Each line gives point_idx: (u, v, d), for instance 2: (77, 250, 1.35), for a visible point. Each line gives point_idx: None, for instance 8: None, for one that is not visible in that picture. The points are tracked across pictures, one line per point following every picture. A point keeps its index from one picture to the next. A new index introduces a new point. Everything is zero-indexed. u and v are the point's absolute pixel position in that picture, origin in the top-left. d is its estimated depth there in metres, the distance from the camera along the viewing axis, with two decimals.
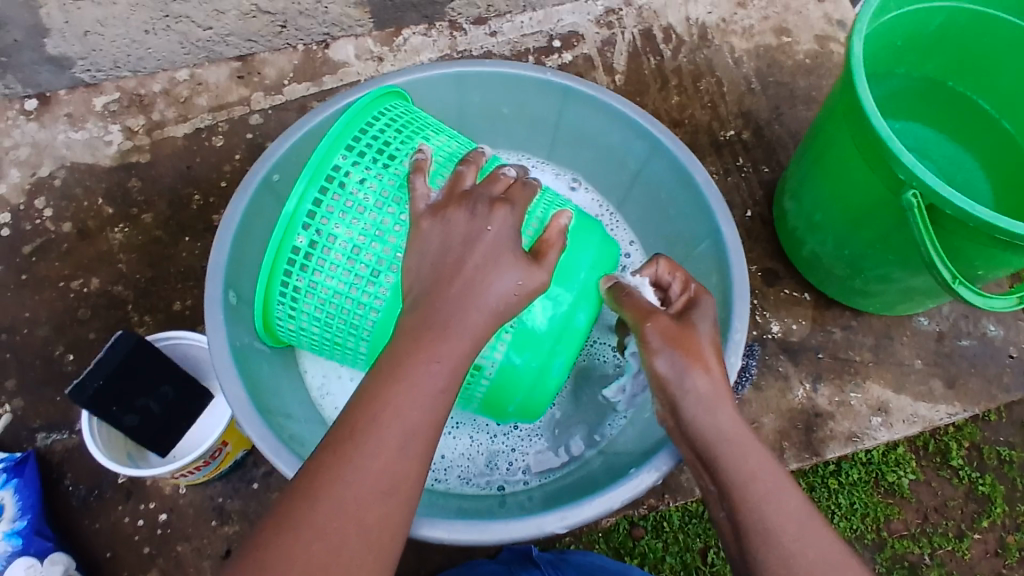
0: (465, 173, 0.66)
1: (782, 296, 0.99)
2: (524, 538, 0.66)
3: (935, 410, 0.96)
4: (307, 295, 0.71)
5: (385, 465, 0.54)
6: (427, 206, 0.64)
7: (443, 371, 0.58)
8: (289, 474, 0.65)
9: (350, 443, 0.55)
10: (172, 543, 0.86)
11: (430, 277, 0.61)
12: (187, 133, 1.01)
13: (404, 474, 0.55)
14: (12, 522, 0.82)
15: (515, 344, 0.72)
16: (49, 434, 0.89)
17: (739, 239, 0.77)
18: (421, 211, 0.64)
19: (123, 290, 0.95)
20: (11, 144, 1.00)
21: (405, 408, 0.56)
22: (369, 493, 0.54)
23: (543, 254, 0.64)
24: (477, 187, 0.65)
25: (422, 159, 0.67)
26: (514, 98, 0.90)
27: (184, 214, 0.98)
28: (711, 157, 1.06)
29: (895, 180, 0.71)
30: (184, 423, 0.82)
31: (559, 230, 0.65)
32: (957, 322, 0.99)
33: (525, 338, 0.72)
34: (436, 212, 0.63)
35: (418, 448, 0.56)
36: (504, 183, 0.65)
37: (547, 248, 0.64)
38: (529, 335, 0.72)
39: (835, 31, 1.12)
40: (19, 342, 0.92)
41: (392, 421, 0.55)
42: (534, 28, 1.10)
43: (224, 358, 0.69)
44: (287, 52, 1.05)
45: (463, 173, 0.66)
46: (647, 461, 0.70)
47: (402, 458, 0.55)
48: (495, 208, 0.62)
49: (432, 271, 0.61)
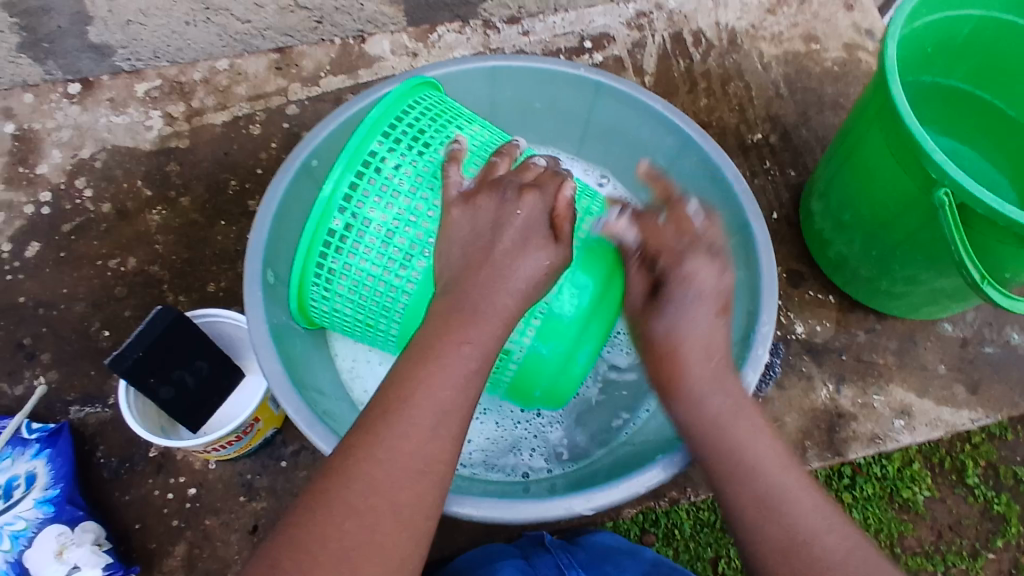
0: (498, 164, 0.68)
1: (807, 298, 1.00)
2: (552, 518, 0.67)
3: (958, 415, 0.96)
4: (340, 278, 0.72)
5: (422, 433, 0.56)
6: (459, 193, 0.66)
7: (475, 354, 0.59)
8: (324, 449, 0.66)
9: (387, 420, 0.56)
10: (201, 517, 0.87)
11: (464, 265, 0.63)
12: (225, 121, 1.03)
13: (440, 449, 0.56)
14: (46, 490, 0.82)
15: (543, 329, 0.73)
16: (83, 407, 0.91)
17: (768, 238, 0.78)
18: (452, 198, 0.66)
19: (160, 271, 0.97)
20: (54, 125, 1.03)
21: (444, 380, 0.58)
22: (405, 470, 0.55)
23: (558, 229, 0.65)
24: (510, 174, 0.67)
25: (455, 149, 0.69)
26: (547, 93, 0.91)
27: (221, 199, 1.00)
28: (738, 159, 1.07)
29: (928, 179, 0.72)
30: (216, 399, 0.84)
31: (566, 202, 0.66)
32: (980, 329, 0.99)
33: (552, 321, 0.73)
34: (468, 200, 0.65)
35: (451, 425, 0.57)
36: (534, 172, 0.68)
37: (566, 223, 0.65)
38: (558, 320, 0.73)
39: (864, 40, 1.14)
40: (56, 317, 0.95)
41: (427, 400, 0.57)
42: (566, 29, 1.11)
43: (262, 336, 0.71)
44: (324, 46, 1.07)
45: (497, 163, 0.69)
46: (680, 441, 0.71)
47: (438, 433, 0.56)
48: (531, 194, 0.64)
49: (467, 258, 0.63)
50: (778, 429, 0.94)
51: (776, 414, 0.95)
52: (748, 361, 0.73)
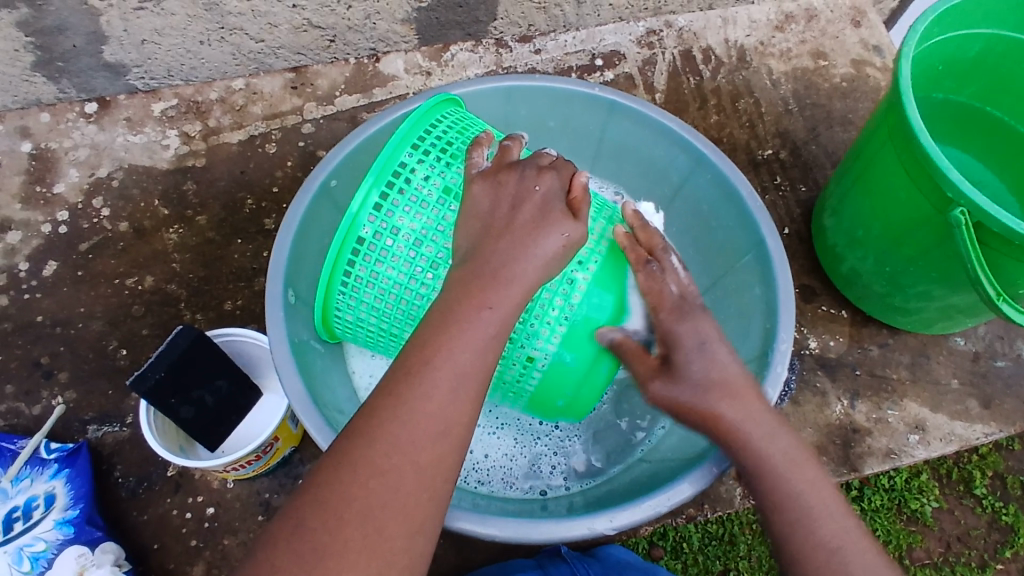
0: (511, 148, 0.70)
1: (819, 313, 1.01)
2: (574, 538, 0.67)
3: (971, 431, 0.96)
4: (367, 286, 0.73)
5: (454, 444, 0.57)
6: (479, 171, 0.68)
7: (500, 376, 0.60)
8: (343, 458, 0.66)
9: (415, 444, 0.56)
10: (220, 536, 0.88)
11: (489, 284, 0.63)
12: (241, 140, 1.04)
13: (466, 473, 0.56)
14: (65, 511, 0.83)
15: (568, 339, 0.74)
16: (101, 426, 0.92)
17: (784, 252, 0.79)
18: (472, 175, 0.68)
19: (177, 289, 0.97)
20: (71, 145, 1.04)
21: (477, 397, 0.58)
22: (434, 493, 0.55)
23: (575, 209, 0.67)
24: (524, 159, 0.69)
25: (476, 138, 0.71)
26: (562, 112, 0.92)
27: (237, 217, 1.00)
28: (749, 175, 1.08)
29: (943, 197, 0.73)
30: (234, 418, 0.84)
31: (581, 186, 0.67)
32: (992, 343, 1.00)
33: (578, 328, 0.73)
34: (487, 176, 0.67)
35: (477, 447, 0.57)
36: (547, 158, 0.69)
37: (584, 205, 0.67)
38: (578, 334, 0.74)
39: (872, 56, 1.15)
40: (74, 335, 0.95)
41: (455, 423, 0.57)
42: (577, 47, 1.13)
43: (284, 352, 0.72)
44: (338, 65, 1.08)
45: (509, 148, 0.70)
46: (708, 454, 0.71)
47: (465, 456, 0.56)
48: (560, 213, 0.65)
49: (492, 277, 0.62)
50: None
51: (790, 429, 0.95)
52: (766, 377, 0.73)
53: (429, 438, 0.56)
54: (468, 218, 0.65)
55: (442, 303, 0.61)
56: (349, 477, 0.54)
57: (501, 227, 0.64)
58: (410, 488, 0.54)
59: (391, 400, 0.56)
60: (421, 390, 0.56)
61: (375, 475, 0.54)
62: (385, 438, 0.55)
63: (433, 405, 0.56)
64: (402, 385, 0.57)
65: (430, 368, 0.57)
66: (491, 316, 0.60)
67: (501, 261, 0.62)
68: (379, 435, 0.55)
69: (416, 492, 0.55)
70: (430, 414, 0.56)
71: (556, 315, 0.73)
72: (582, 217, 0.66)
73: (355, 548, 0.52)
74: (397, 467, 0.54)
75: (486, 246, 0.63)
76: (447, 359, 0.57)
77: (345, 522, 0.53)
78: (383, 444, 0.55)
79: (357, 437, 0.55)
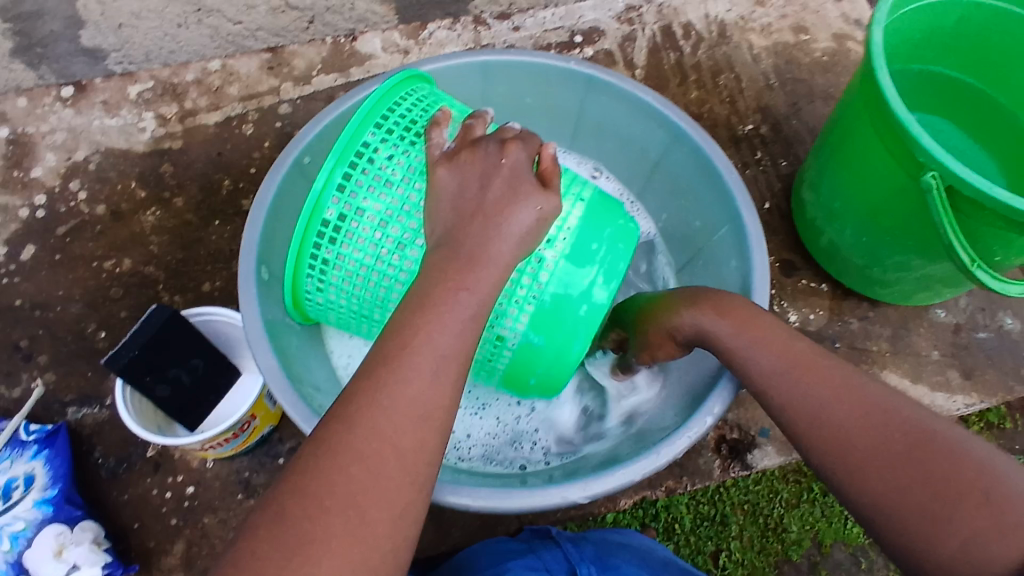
0: (475, 126, 0.70)
1: (800, 287, 1.00)
2: (548, 506, 0.66)
3: (952, 401, 0.96)
4: (335, 268, 0.73)
5: (436, 427, 0.57)
6: (441, 154, 0.68)
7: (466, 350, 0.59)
8: (307, 430, 0.67)
9: (374, 416, 0.55)
10: (200, 515, 0.88)
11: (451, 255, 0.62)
12: (218, 121, 1.03)
13: (428, 444, 0.56)
14: (45, 490, 0.83)
15: (538, 319, 0.74)
16: (80, 408, 0.92)
17: (760, 228, 0.78)
18: (436, 158, 0.68)
19: (154, 271, 0.97)
20: (47, 129, 1.03)
21: (457, 379, 0.58)
22: (394, 465, 0.54)
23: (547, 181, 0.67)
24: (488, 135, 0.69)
25: (438, 115, 0.71)
26: (538, 88, 0.92)
27: (215, 199, 1.00)
28: (730, 150, 1.07)
29: (915, 164, 0.72)
30: (212, 398, 0.84)
31: (550, 158, 0.68)
32: (973, 314, 1.00)
33: (549, 306, 0.74)
34: (451, 159, 0.67)
35: (442, 420, 0.57)
36: (512, 132, 0.69)
37: (554, 176, 0.67)
38: (551, 313, 0.74)
39: (852, 30, 1.14)
40: (52, 318, 0.95)
41: (416, 395, 0.56)
42: (557, 24, 1.12)
43: (257, 330, 0.71)
44: (316, 45, 1.08)
45: (473, 126, 0.71)
46: (681, 425, 0.71)
47: (428, 428, 0.56)
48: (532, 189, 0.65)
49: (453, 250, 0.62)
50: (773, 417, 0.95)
51: None
52: None
53: (410, 422, 0.56)
54: (438, 205, 0.66)
55: (419, 288, 0.61)
56: (330, 465, 0.54)
57: (473, 210, 0.63)
58: (391, 474, 0.54)
59: (374, 388, 0.56)
60: (401, 373, 0.56)
61: (357, 462, 0.54)
62: (367, 425, 0.55)
63: (413, 393, 0.56)
64: (382, 370, 0.56)
65: (407, 355, 0.57)
66: (469, 298, 0.60)
67: (479, 244, 0.62)
68: (360, 421, 0.55)
69: (397, 476, 0.54)
70: (406, 397, 0.56)
71: (525, 294, 0.74)
72: (553, 188, 0.66)
73: (336, 533, 0.52)
74: (378, 453, 0.54)
75: (461, 230, 0.63)
76: (419, 343, 0.57)
77: (326, 508, 0.52)
78: (365, 434, 0.54)
79: (338, 424, 0.55)
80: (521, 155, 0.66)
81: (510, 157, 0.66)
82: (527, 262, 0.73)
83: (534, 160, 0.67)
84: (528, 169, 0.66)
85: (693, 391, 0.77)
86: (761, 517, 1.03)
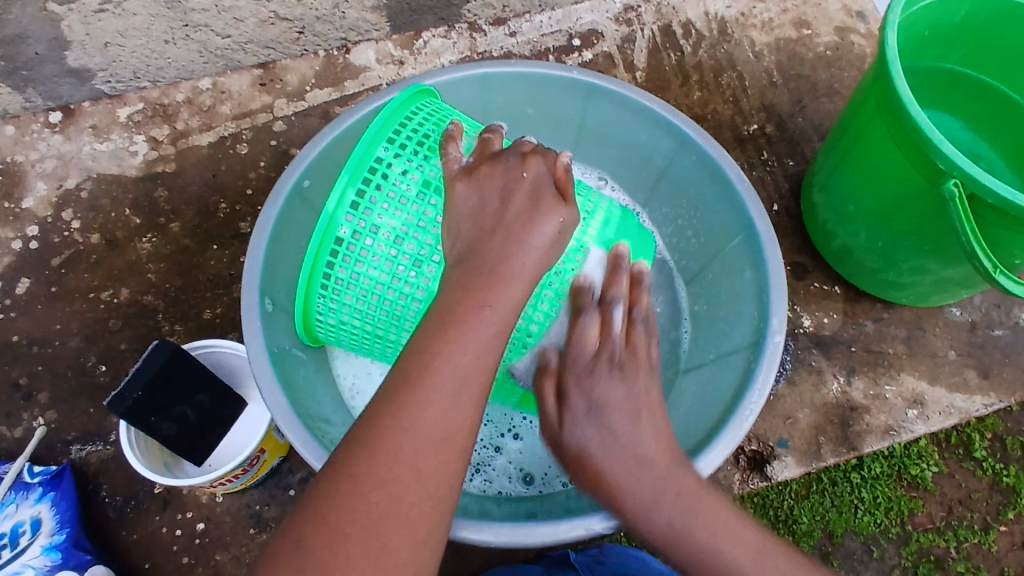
0: (491, 139, 0.69)
1: (812, 290, 0.99)
2: (573, 539, 0.64)
3: (971, 402, 0.95)
4: (347, 288, 0.71)
5: (456, 460, 0.55)
6: (460, 168, 0.66)
7: (480, 391, 0.57)
8: (318, 466, 0.65)
9: (389, 468, 0.53)
10: (211, 552, 0.86)
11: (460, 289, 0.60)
12: (211, 142, 1.01)
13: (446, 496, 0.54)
14: (52, 536, 0.81)
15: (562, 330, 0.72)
16: (84, 446, 0.90)
17: (774, 234, 0.76)
18: (454, 172, 0.66)
19: (154, 300, 0.95)
20: (37, 157, 1.01)
21: (477, 406, 0.57)
22: (412, 519, 0.52)
23: (564, 192, 0.65)
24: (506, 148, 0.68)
25: (452, 129, 0.68)
26: (540, 98, 0.89)
27: (211, 223, 0.98)
28: (735, 152, 1.05)
29: (934, 170, 0.70)
30: (220, 430, 0.82)
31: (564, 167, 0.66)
32: (989, 312, 0.98)
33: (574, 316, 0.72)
34: (471, 173, 0.65)
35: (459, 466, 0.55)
36: (530, 145, 0.68)
37: (571, 186, 0.65)
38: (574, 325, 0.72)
39: (855, 23, 1.12)
40: (51, 354, 0.93)
41: (430, 445, 0.54)
42: (553, 27, 1.09)
43: (263, 365, 0.69)
44: (307, 58, 1.05)
45: (490, 139, 0.69)
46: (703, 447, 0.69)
47: (445, 477, 0.54)
48: (551, 202, 0.64)
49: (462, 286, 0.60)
50: (790, 426, 0.94)
51: (786, 411, 0.94)
52: (758, 371, 0.71)
53: (432, 446, 0.54)
54: (458, 220, 0.64)
55: (442, 303, 0.60)
56: (347, 494, 0.52)
57: (493, 225, 0.63)
58: (411, 502, 0.53)
59: (387, 438, 0.54)
60: (422, 397, 0.55)
61: (371, 520, 0.52)
62: (389, 459, 0.53)
63: (428, 442, 0.54)
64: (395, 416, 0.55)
65: (421, 402, 0.55)
66: (478, 337, 0.58)
67: (500, 258, 0.61)
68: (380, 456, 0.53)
69: (417, 502, 0.53)
70: (423, 447, 0.54)
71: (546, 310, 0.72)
72: (571, 200, 0.65)
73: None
74: (398, 478, 0.53)
75: (481, 243, 0.62)
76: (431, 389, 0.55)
77: (345, 536, 0.51)
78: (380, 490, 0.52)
79: (356, 449, 0.54)
80: (541, 168, 0.65)
81: (531, 171, 0.65)
82: (551, 274, 0.71)
83: (551, 171, 0.66)
84: (548, 182, 0.65)
85: (712, 407, 0.75)
86: (771, 510, 1.02)
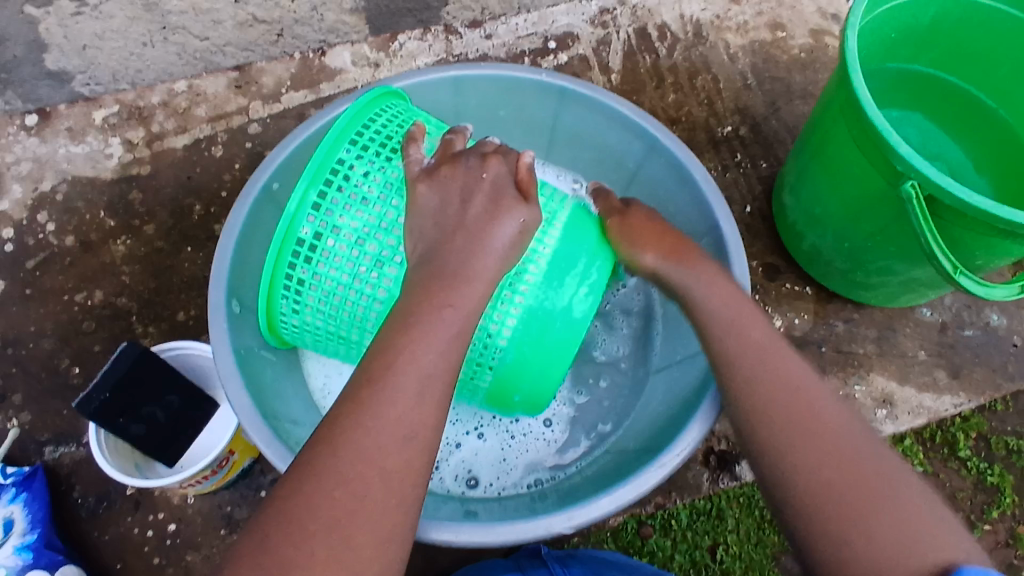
0: (455, 141, 0.70)
1: (784, 291, 0.99)
2: (531, 538, 0.65)
3: (940, 402, 0.96)
4: (311, 288, 0.71)
5: (416, 459, 0.55)
6: (421, 170, 0.67)
7: (438, 391, 0.57)
8: (282, 469, 0.65)
9: (344, 467, 0.53)
10: (182, 553, 0.87)
11: (420, 290, 0.60)
12: (186, 144, 1.01)
13: (402, 495, 0.54)
14: (24, 536, 0.82)
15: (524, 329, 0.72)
16: (57, 447, 0.90)
17: (739, 235, 0.77)
18: (415, 175, 0.67)
19: (127, 302, 0.95)
20: (13, 159, 1.01)
21: (439, 404, 0.57)
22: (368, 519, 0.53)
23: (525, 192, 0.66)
24: (468, 149, 0.68)
25: (415, 129, 0.69)
26: (511, 100, 0.90)
27: (186, 224, 0.98)
28: (709, 153, 1.06)
29: (893, 171, 0.71)
30: (191, 431, 0.82)
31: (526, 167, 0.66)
32: (959, 312, 0.99)
33: (535, 318, 0.72)
34: (432, 174, 0.66)
35: (416, 463, 0.55)
36: (492, 146, 0.69)
37: (533, 187, 0.66)
38: (542, 324, 0.73)
39: (830, 25, 1.12)
40: (25, 355, 0.93)
41: (386, 444, 0.54)
42: (529, 30, 1.10)
43: (229, 365, 0.70)
44: (284, 60, 1.05)
45: (453, 141, 0.70)
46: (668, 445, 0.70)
47: (402, 477, 0.54)
48: (512, 204, 0.64)
49: (422, 288, 0.60)
50: None
51: None
52: None
53: (394, 441, 0.55)
54: (418, 223, 0.65)
55: (403, 305, 0.60)
56: (310, 495, 0.52)
57: (457, 224, 0.63)
58: (371, 503, 0.53)
59: (343, 438, 0.54)
60: (381, 394, 0.55)
61: (327, 520, 0.52)
62: (346, 459, 0.53)
63: (383, 443, 0.54)
64: (353, 415, 0.55)
65: (378, 402, 0.55)
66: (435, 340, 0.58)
67: (460, 261, 0.61)
68: (338, 456, 0.53)
69: (378, 504, 0.53)
70: (379, 447, 0.54)
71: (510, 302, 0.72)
72: (533, 200, 0.66)
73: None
74: (358, 473, 0.53)
75: (444, 246, 0.62)
76: (388, 391, 0.56)
77: (309, 532, 0.52)
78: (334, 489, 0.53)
79: (321, 447, 0.54)
80: (500, 169, 0.66)
81: (491, 171, 0.66)
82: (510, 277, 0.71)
83: (514, 172, 0.66)
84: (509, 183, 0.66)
85: (679, 406, 0.75)
86: (757, 509, 0.98)
